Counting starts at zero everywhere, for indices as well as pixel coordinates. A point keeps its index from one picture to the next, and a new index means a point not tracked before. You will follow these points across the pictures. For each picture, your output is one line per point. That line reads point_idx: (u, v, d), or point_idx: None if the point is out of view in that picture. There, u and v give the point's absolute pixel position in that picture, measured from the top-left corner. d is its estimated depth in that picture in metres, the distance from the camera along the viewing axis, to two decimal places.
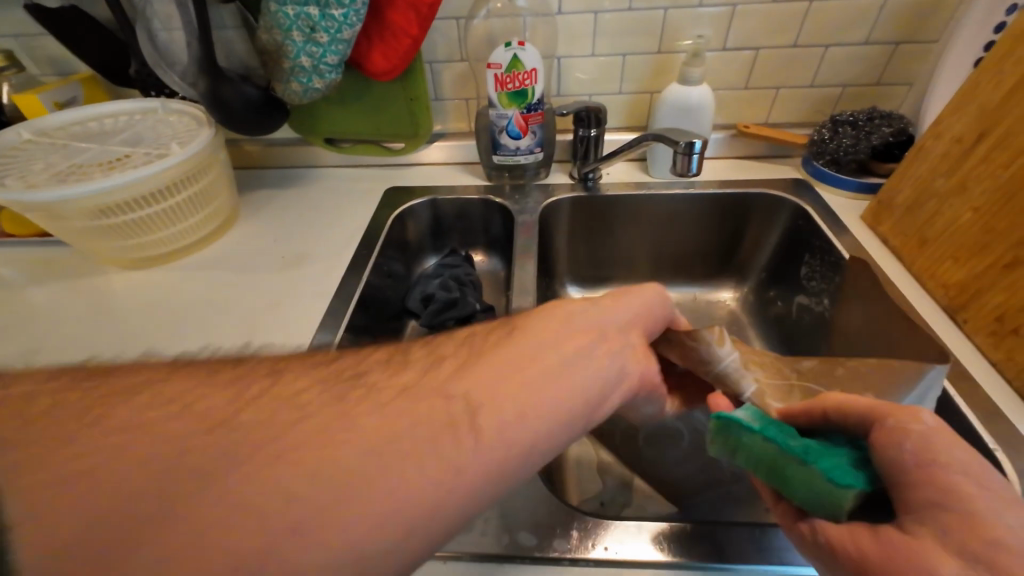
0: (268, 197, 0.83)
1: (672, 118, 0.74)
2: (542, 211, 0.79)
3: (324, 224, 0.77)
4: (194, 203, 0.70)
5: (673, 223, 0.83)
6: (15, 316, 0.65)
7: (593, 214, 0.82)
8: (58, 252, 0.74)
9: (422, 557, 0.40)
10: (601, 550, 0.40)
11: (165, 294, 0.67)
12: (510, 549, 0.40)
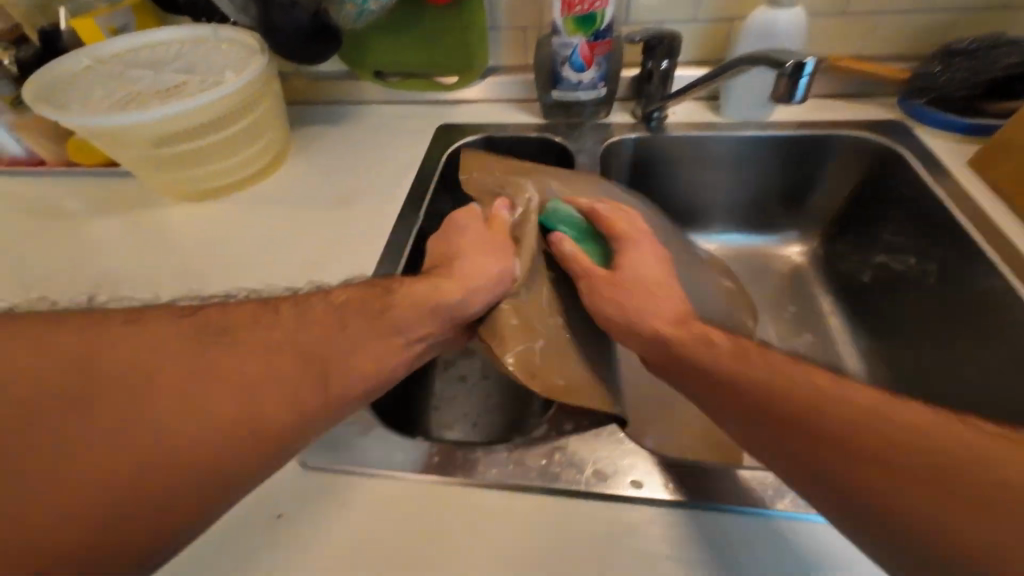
0: (317, 134, 0.81)
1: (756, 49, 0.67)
2: (602, 151, 0.74)
3: (375, 161, 0.75)
4: (247, 137, 0.69)
5: (741, 168, 0.77)
6: (84, 246, 0.67)
7: (655, 157, 0.77)
8: (117, 185, 0.75)
9: (491, 488, 0.40)
10: (674, 490, 0.39)
11: (224, 227, 0.68)
12: (579, 486, 0.40)
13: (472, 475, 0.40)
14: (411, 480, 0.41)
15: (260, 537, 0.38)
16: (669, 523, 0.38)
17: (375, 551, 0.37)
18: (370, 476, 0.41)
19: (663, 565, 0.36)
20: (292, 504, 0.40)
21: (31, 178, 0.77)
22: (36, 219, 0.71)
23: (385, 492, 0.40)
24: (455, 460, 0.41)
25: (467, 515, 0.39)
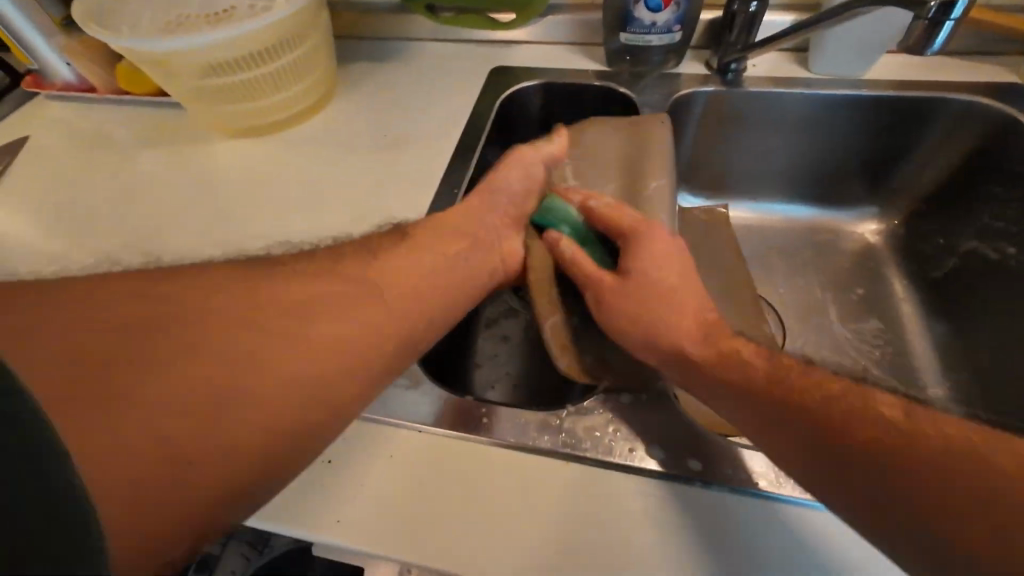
0: (364, 72, 0.77)
1: None
2: (671, 104, 0.68)
3: (425, 105, 0.71)
4: (296, 70, 0.66)
5: (825, 132, 0.69)
6: (135, 179, 0.67)
7: (729, 115, 0.70)
8: (165, 117, 0.74)
9: (543, 456, 0.38)
10: (738, 476, 0.37)
11: (270, 167, 0.66)
12: (633, 460, 0.38)
13: (523, 440, 0.39)
14: (461, 437, 0.40)
15: (310, 478, 0.38)
16: (731, 510, 0.36)
17: (421, 504, 0.37)
18: (419, 431, 0.40)
19: (719, 551, 0.34)
20: (342, 451, 0.39)
21: (83, 106, 0.77)
22: (87, 147, 0.71)
23: (434, 448, 0.39)
24: (507, 423, 0.40)
25: (518, 481, 0.38)
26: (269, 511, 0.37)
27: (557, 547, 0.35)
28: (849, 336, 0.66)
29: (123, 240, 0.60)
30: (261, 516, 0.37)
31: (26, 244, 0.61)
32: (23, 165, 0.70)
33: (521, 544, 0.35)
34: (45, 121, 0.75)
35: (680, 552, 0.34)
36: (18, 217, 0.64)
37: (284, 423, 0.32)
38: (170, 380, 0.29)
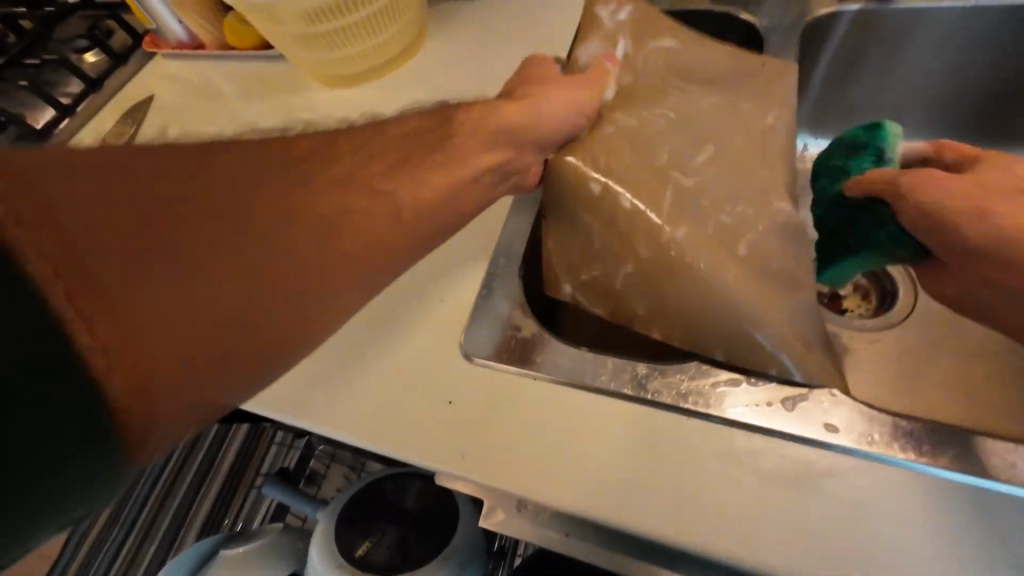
0: (454, 12, 0.75)
1: None
2: (807, 27, 0.59)
3: (519, 44, 0.68)
4: (389, 14, 0.65)
5: (998, 53, 0.58)
6: (244, 131, 0.70)
7: (874, 37, 0.60)
8: (269, 69, 0.77)
9: (662, 408, 0.38)
10: (879, 443, 0.34)
11: (367, 115, 0.67)
12: (765, 420, 0.36)
13: (639, 391, 0.38)
14: (577, 387, 0.40)
15: (436, 418, 0.40)
16: (876, 476, 0.33)
17: (537, 448, 0.38)
18: (535, 378, 0.41)
19: (871, 519, 0.32)
20: (464, 392, 0.41)
21: (193, 62, 0.81)
22: (200, 101, 0.76)
23: (551, 395, 0.40)
24: (623, 377, 0.39)
25: (634, 430, 0.37)
26: (398, 443, 0.40)
27: (684, 500, 0.34)
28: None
29: None
30: (390, 446, 0.40)
31: None
32: (151, 121, 0.75)
33: (642, 494, 0.35)
34: (163, 76, 0.81)
35: (825, 515, 0.32)
36: None
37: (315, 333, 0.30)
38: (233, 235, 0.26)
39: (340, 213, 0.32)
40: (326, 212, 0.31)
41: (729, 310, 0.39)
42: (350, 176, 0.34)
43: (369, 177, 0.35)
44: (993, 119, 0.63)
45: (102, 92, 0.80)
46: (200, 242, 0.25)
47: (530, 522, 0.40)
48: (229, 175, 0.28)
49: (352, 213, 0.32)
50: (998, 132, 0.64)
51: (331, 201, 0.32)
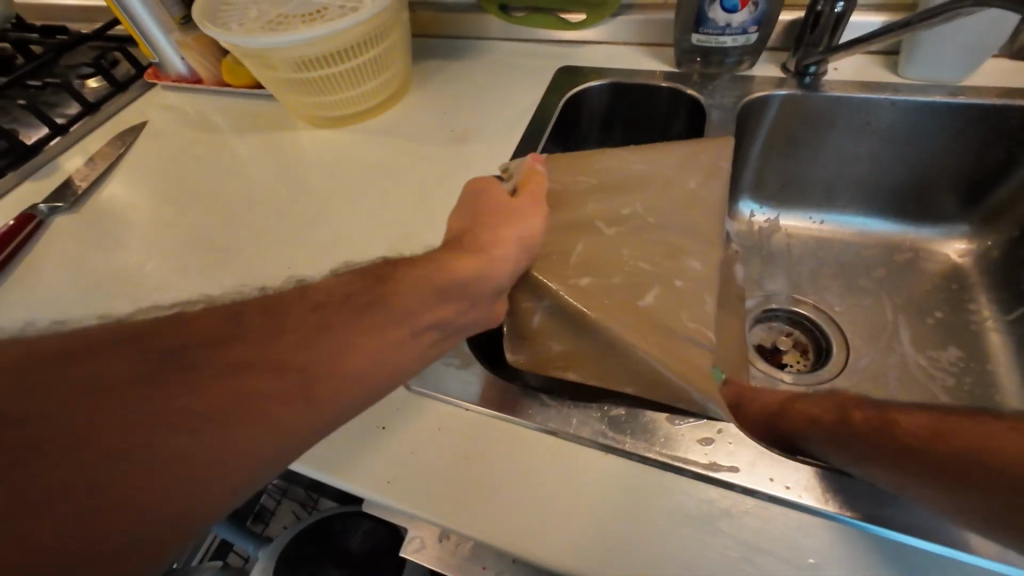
0: (437, 69, 0.81)
1: (972, 27, 0.56)
2: (743, 106, 0.66)
3: (492, 102, 0.74)
4: (374, 67, 0.71)
5: (912, 142, 0.65)
6: (228, 163, 0.74)
7: (802, 120, 0.67)
8: (261, 107, 0.82)
9: (582, 444, 0.39)
10: (778, 486, 0.35)
11: (346, 155, 0.72)
12: (673, 459, 0.37)
13: (560, 425, 0.40)
14: (504, 419, 0.41)
15: (368, 442, 0.41)
16: (772, 520, 0.34)
17: (456, 478, 0.39)
18: (465, 408, 0.42)
19: (761, 558, 0.33)
20: (397, 419, 0.42)
21: (191, 96, 0.86)
22: (192, 131, 0.80)
23: (476, 425, 0.41)
24: (548, 411, 0.41)
25: (551, 463, 0.39)
26: (331, 466, 0.41)
27: (590, 534, 0.35)
28: (925, 365, 0.62)
29: (214, 216, 0.68)
30: (322, 469, 0.41)
31: (137, 214, 0.69)
32: (140, 146, 0.79)
33: (553, 528, 0.36)
34: (160, 106, 0.85)
35: (720, 555, 0.34)
36: (131, 191, 0.72)
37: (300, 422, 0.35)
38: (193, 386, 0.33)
39: (286, 325, 0.37)
40: (274, 328, 0.37)
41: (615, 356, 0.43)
42: (305, 319, 0.38)
43: (258, 343, 0.36)
44: (914, 198, 0.70)
45: (98, 116, 0.84)
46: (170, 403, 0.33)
47: (450, 553, 0.40)
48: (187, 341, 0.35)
49: (303, 324, 0.37)
50: (921, 211, 0.70)
51: (276, 320, 0.38)
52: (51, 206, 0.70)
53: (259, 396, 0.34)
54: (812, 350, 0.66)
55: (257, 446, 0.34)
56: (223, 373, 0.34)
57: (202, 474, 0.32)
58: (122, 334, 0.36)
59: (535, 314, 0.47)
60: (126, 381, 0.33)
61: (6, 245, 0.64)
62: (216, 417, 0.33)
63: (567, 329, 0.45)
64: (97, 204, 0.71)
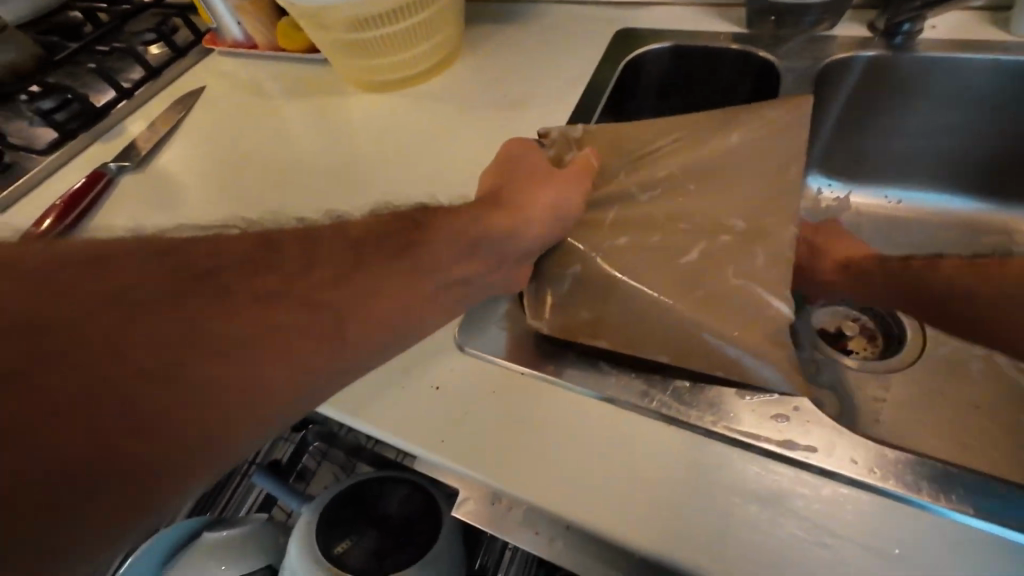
0: (489, 34, 0.79)
1: None
2: (821, 69, 0.60)
3: (546, 66, 0.71)
4: (426, 29, 0.69)
5: (1016, 110, 0.58)
6: (281, 127, 0.75)
7: (889, 86, 0.61)
8: (313, 72, 0.82)
9: (643, 415, 0.38)
10: (859, 469, 0.33)
11: (397, 120, 0.71)
12: (742, 435, 0.35)
13: (619, 394, 0.38)
14: (559, 385, 0.40)
15: (421, 401, 0.41)
16: (852, 506, 0.32)
17: (511, 441, 0.38)
18: (520, 372, 0.41)
19: (840, 543, 0.31)
20: (450, 380, 0.42)
21: (246, 61, 0.87)
22: (246, 96, 0.81)
23: (531, 389, 0.40)
24: (606, 379, 0.39)
25: (610, 432, 0.37)
26: (384, 423, 0.41)
27: (650, 507, 0.34)
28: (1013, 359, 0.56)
29: (269, 178, 0.69)
30: (375, 425, 0.41)
31: (198, 175, 0.71)
32: (199, 111, 0.81)
33: (612, 498, 0.35)
34: (216, 72, 0.87)
35: (793, 536, 0.32)
36: (192, 152, 0.75)
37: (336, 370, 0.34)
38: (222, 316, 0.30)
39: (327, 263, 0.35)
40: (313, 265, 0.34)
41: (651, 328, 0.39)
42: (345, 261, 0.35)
43: (264, 278, 0.32)
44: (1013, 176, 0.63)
45: (159, 81, 0.86)
46: (197, 332, 0.29)
47: (502, 518, 0.40)
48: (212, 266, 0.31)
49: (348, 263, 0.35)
50: (1019, 190, 0.63)
51: (314, 255, 0.35)
52: (119, 164, 0.72)
53: (293, 337, 0.32)
54: (882, 338, 0.60)
55: (292, 388, 0.32)
56: (259, 307, 0.31)
57: (231, 414, 0.29)
58: (121, 249, 0.30)
59: (566, 281, 0.43)
60: (133, 303, 0.28)
61: (80, 200, 0.67)
62: (223, 354, 0.29)
63: (596, 300, 0.41)
64: (159, 166, 0.73)
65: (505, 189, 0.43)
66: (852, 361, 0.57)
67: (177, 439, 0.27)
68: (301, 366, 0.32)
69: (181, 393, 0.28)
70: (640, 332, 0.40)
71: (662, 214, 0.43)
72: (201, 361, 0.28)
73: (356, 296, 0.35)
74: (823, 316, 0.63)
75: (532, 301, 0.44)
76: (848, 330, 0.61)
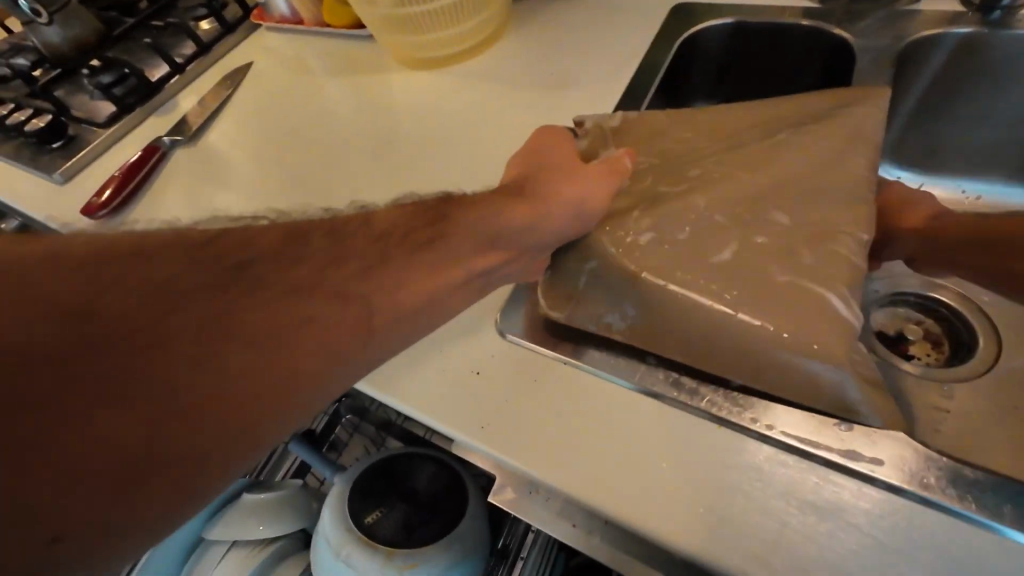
0: (536, 9, 0.76)
1: None
2: (903, 48, 0.55)
3: (595, 44, 0.68)
4: (473, 4, 0.68)
5: None
6: (325, 104, 0.75)
7: (980, 68, 0.56)
8: (357, 49, 0.82)
9: (692, 415, 0.36)
10: (928, 485, 0.30)
11: (440, 99, 0.70)
12: (799, 443, 0.33)
13: (665, 393, 0.37)
14: (603, 378, 0.39)
15: (461, 386, 0.41)
16: (917, 524, 0.30)
17: (552, 432, 0.37)
18: (563, 362, 0.40)
19: (903, 564, 0.29)
20: (491, 367, 0.41)
21: (292, 37, 0.88)
22: (291, 72, 0.82)
23: (574, 380, 0.39)
24: (652, 376, 0.38)
25: (655, 431, 0.36)
26: (422, 405, 0.41)
27: (698, 511, 0.33)
28: None
29: (313, 156, 0.69)
30: (414, 407, 0.41)
31: (245, 151, 0.72)
32: (246, 86, 0.82)
33: (657, 498, 0.34)
34: (263, 48, 0.88)
35: (852, 552, 0.30)
36: (239, 128, 0.76)
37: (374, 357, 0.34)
38: (263, 305, 0.30)
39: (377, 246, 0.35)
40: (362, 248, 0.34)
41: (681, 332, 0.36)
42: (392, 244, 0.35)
43: (275, 272, 0.31)
44: None
45: (209, 56, 0.87)
46: (240, 320, 0.29)
47: (539, 507, 0.40)
48: (251, 255, 0.31)
49: (397, 244, 0.36)
50: None
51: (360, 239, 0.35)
52: (172, 138, 0.74)
53: (337, 323, 0.32)
54: (949, 344, 0.56)
55: (334, 373, 0.32)
56: (301, 294, 0.31)
57: (276, 399, 0.29)
58: (164, 241, 0.30)
59: (582, 275, 0.39)
60: (176, 292, 0.28)
61: (137, 173, 0.69)
62: (266, 341, 0.29)
63: (618, 295, 0.38)
64: (209, 140, 0.75)
65: (554, 172, 0.41)
66: (914, 367, 0.54)
67: (223, 426, 0.28)
68: (343, 351, 0.32)
69: (228, 379, 0.28)
70: (680, 338, 0.36)
71: None
72: (230, 348, 0.28)
73: (376, 287, 0.34)
74: (883, 318, 0.59)
75: (555, 293, 0.41)
76: (911, 334, 0.57)
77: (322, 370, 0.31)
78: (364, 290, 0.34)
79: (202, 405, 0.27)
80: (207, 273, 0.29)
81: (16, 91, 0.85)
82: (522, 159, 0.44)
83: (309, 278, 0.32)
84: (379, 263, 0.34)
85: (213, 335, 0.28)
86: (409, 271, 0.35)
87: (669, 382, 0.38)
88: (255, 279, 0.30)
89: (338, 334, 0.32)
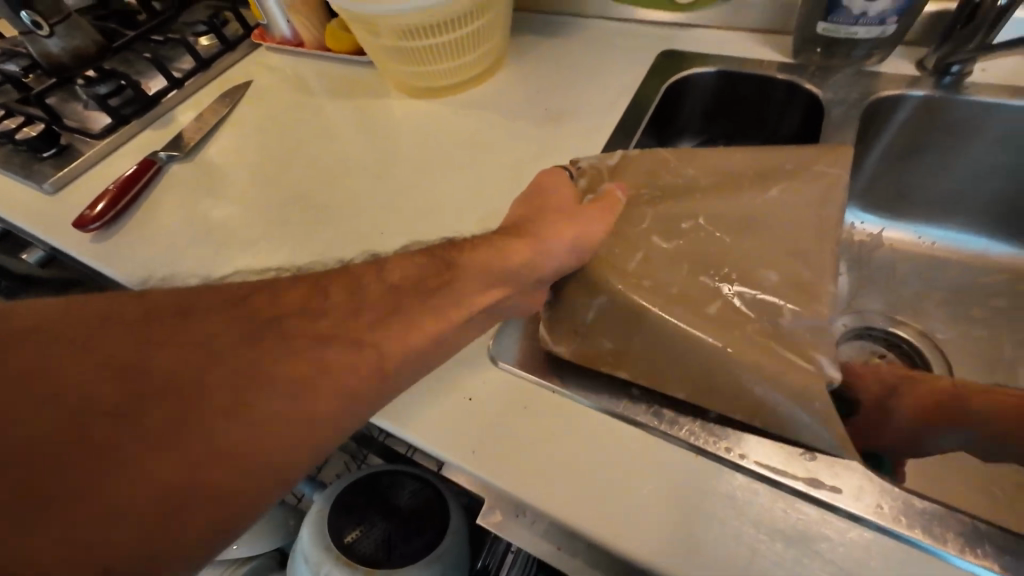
0: (533, 45, 0.80)
1: None
2: (868, 105, 0.60)
3: (588, 82, 0.72)
4: (474, 40, 0.71)
5: None
6: (325, 125, 0.77)
7: (939, 125, 0.61)
8: (357, 73, 0.84)
9: (675, 445, 0.38)
10: (884, 515, 0.33)
11: (439, 127, 0.73)
12: (772, 473, 0.36)
13: (649, 423, 0.40)
14: (592, 404, 0.41)
15: (454, 412, 0.42)
16: (873, 551, 0.33)
17: (542, 457, 0.39)
18: (553, 390, 0.42)
19: None
20: (484, 393, 0.43)
21: (293, 58, 0.90)
22: (292, 93, 0.84)
23: (564, 406, 0.41)
24: (637, 406, 0.40)
25: (640, 459, 0.38)
26: (417, 429, 0.42)
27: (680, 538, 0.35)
28: None
29: (311, 176, 0.71)
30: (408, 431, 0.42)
31: (243, 169, 0.73)
32: (246, 104, 0.83)
33: (643, 524, 0.36)
34: (264, 66, 0.89)
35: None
36: (237, 145, 0.77)
37: (385, 391, 0.35)
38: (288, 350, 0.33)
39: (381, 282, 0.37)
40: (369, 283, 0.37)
41: (666, 366, 0.40)
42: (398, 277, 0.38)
43: (275, 317, 0.34)
44: None
45: (209, 71, 0.88)
46: (267, 365, 0.32)
47: (527, 531, 0.41)
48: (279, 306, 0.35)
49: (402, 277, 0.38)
50: None
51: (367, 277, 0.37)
52: (168, 153, 0.75)
53: (350, 360, 0.34)
54: None
55: (346, 408, 0.33)
56: (318, 337, 0.34)
57: (295, 436, 0.31)
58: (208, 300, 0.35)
59: (583, 311, 0.43)
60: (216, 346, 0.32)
61: (131, 187, 0.70)
62: (289, 383, 0.32)
63: (621, 330, 0.41)
64: (206, 156, 0.76)
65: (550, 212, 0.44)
66: None
67: (249, 465, 0.29)
68: (354, 388, 0.34)
69: (256, 420, 0.30)
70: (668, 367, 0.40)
71: (700, 246, 0.44)
72: (256, 391, 0.31)
73: (380, 318, 0.36)
74: (851, 351, 0.63)
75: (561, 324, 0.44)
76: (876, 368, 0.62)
77: (335, 407, 0.33)
78: (373, 326, 0.35)
79: (231, 445, 0.29)
80: (241, 326, 0.33)
81: (9, 97, 0.85)
82: (526, 197, 0.47)
83: (327, 323, 0.35)
84: (385, 302, 0.37)
85: (244, 380, 0.31)
86: (411, 303, 0.37)
87: (654, 412, 0.40)
88: (271, 326, 0.33)
89: (349, 370, 0.33)
